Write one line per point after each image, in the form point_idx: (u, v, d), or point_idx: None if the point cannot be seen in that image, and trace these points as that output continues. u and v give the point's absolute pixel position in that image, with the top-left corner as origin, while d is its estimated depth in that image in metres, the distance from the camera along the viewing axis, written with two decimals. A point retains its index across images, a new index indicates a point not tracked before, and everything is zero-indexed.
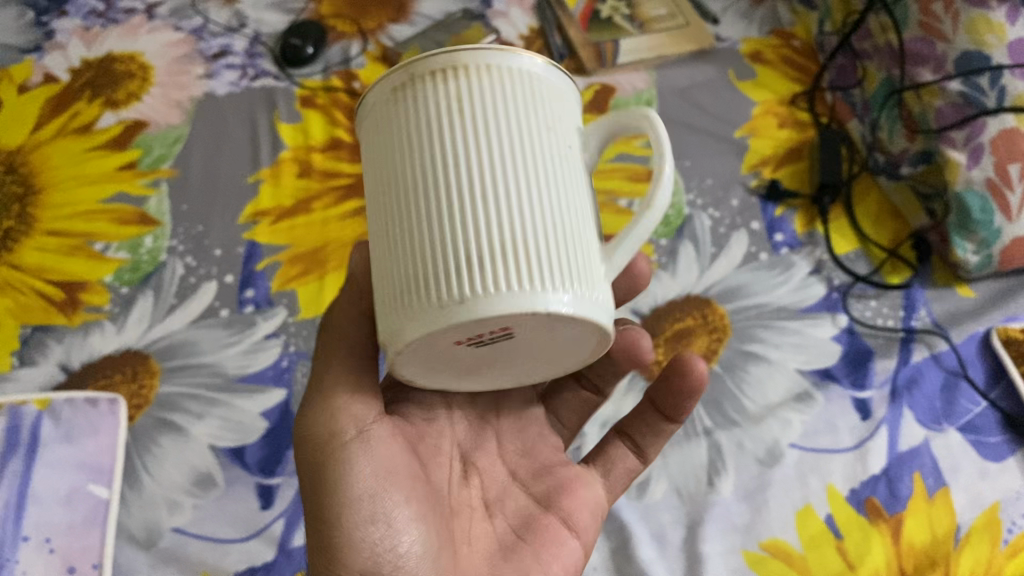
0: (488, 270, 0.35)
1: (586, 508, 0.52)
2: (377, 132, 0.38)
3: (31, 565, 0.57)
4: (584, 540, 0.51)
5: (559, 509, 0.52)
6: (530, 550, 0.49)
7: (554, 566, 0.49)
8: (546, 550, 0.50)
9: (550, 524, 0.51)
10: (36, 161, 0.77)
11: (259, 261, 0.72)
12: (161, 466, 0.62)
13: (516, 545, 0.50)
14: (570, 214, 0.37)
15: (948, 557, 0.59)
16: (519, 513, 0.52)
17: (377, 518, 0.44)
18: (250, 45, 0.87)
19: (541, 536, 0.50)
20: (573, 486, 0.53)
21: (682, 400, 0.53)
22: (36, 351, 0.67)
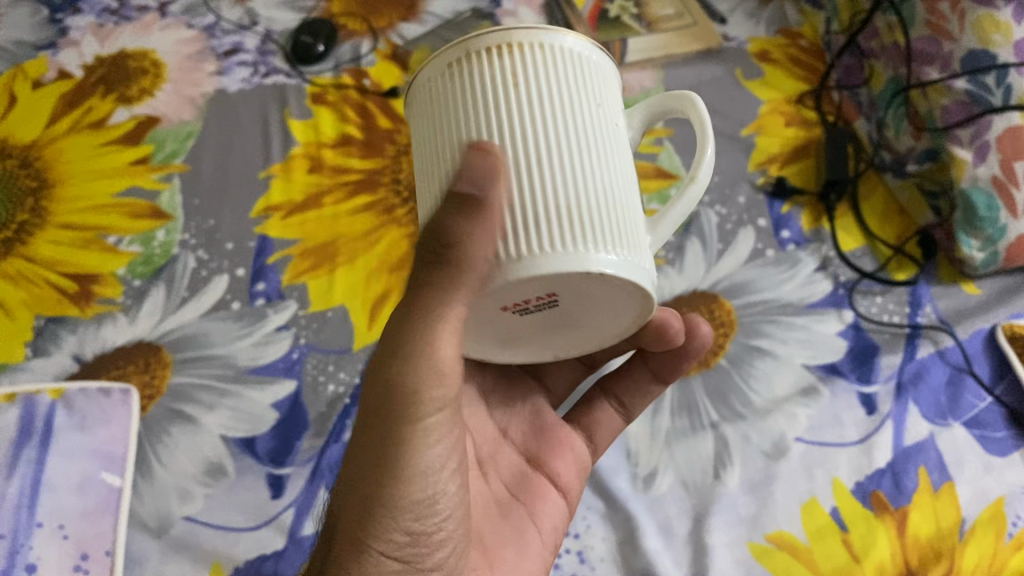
0: (554, 226, 0.38)
1: (570, 466, 0.57)
2: (433, 107, 0.40)
3: (44, 551, 0.57)
4: (570, 499, 0.56)
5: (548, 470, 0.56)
6: (525, 510, 0.53)
7: (545, 523, 0.53)
8: (538, 508, 0.54)
9: (540, 484, 0.55)
10: (51, 156, 0.78)
11: (270, 254, 0.73)
12: (173, 455, 0.63)
13: (512, 503, 0.53)
14: (617, 184, 0.39)
15: (953, 550, 0.59)
16: (513, 472, 0.55)
17: (437, 492, 0.41)
18: (261, 42, 0.87)
19: (533, 495, 0.54)
20: (566, 448, 0.57)
21: (682, 359, 0.58)
22: (49, 342, 0.68)
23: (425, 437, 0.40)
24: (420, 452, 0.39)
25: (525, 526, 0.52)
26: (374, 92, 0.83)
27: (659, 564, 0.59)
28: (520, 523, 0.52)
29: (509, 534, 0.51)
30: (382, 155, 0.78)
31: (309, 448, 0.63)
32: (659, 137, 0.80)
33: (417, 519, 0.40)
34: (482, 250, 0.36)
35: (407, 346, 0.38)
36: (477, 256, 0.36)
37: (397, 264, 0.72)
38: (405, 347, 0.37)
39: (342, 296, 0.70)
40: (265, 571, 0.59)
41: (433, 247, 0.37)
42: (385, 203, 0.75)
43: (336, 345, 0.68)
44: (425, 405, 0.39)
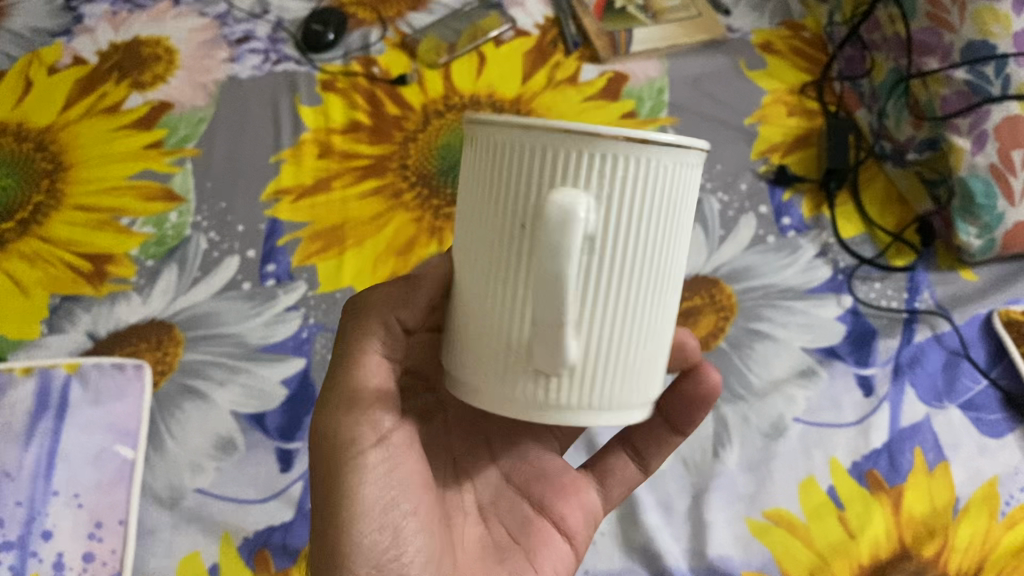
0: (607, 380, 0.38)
1: (576, 511, 0.54)
2: (511, 188, 0.36)
3: (60, 519, 0.59)
4: (576, 545, 0.53)
5: (558, 513, 0.53)
6: (523, 554, 0.51)
7: (545, 567, 0.51)
8: (538, 552, 0.51)
9: (544, 526, 0.53)
10: (66, 139, 0.79)
11: (280, 237, 0.74)
12: (185, 430, 0.64)
13: (510, 548, 0.52)
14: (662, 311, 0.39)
15: (947, 528, 0.60)
16: (513, 516, 0.53)
17: (385, 525, 0.43)
18: (272, 31, 0.89)
19: (536, 542, 0.52)
20: (573, 492, 0.54)
21: (696, 411, 0.54)
22: (64, 319, 0.69)
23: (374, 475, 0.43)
24: (359, 487, 0.43)
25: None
26: (383, 80, 0.85)
27: (660, 540, 0.60)
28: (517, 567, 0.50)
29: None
30: (392, 141, 0.80)
31: None
32: (664, 126, 0.81)
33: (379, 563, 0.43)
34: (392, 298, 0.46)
35: (334, 400, 0.44)
36: (375, 315, 0.45)
37: (405, 247, 0.73)
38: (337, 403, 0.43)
39: (351, 278, 0.72)
40: (274, 541, 0.60)
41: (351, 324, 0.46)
42: (393, 187, 0.76)
43: None
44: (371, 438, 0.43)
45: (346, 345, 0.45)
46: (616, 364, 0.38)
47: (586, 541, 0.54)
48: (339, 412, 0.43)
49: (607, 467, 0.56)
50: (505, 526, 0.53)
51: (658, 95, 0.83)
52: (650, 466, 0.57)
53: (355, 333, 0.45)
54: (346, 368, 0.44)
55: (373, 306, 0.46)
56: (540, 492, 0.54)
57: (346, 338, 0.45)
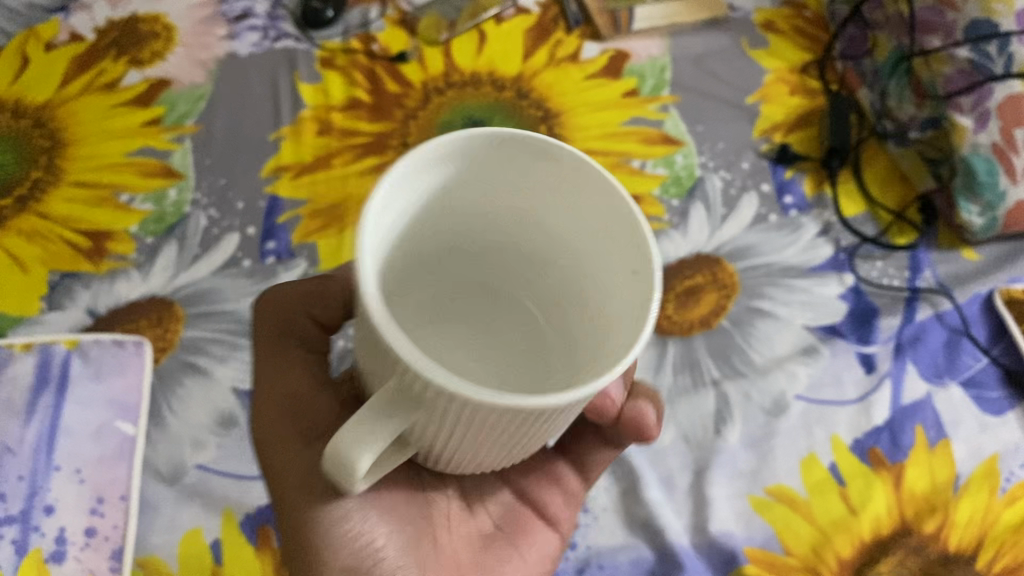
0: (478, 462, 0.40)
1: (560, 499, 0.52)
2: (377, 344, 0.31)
3: (62, 494, 0.59)
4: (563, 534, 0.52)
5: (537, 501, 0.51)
6: (509, 545, 0.49)
7: (532, 553, 0.50)
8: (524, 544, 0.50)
9: (527, 515, 0.51)
10: (64, 116, 0.79)
11: (281, 214, 0.74)
12: (185, 405, 0.64)
13: (496, 536, 0.50)
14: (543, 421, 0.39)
15: (948, 503, 0.60)
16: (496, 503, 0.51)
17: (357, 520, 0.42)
18: (271, 8, 0.88)
19: (521, 527, 0.51)
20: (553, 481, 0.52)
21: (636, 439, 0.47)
22: (63, 296, 0.69)
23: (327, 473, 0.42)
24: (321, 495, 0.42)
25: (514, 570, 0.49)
26: (382, 57, 0.84)
27: (661, 515, 0.60)
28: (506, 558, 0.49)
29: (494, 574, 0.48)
30: (391, 120, 0.79)
31: None
32: (665, 105, 0.81)
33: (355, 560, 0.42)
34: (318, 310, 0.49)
35: (262, 402, 0.46)
36: (277, 328, 0.48)
37: None
38: (266, 410, 0.45)
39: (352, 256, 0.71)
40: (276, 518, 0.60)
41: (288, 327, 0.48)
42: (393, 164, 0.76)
43: None
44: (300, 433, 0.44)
45: (264, 352, 0.47)
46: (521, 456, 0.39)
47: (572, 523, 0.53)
48: (268, 412, 0.45)
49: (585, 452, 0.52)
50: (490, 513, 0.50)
51: (660, 73, 0.83)
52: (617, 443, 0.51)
53: (264, 342, 0.48)
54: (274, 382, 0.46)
55: (272, 314, 0.48)
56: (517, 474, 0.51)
57: (260, 340, 0.48)
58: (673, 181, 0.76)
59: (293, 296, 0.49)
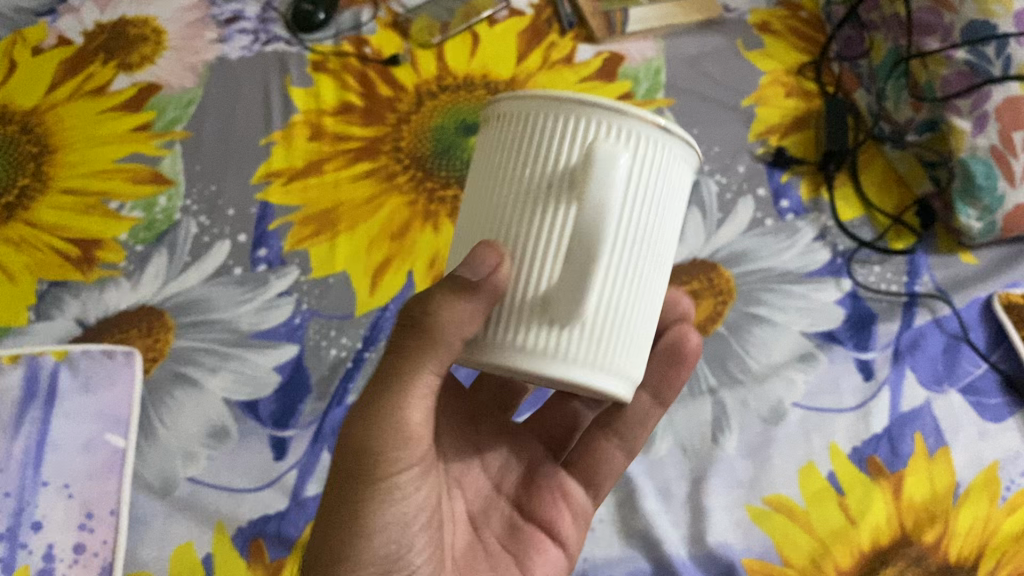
0: (589, 333, 0.38)
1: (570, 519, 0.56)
2: (519, 130, 0.37)
3: (50, 510, 0.58)
4: (568, 551, 0.55)
5: (547, 519, 0.55)
6: (515, 562, 0.52)
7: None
8: (530, 558, 0.53)
9: (537, 536, 0.54)
10: (52, 122, 0.78)
11: (272, 221, 0.73)
12: (176, 417, 0.63)
13: (503, 555, 0.53)
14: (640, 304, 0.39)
15: (948, 513, 0.60)
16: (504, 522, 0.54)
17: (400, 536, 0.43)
18: (262, 11, 0.87)
19: (528, 550, 0.53)
20: (558, 497, 0.56)
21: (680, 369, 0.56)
22: (52, 306, 0.68)
23: (384, 523, 0.42)
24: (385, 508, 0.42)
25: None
26: (375, 60, 0.83)
27: (659, 526, 0.60)
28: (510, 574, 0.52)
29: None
30: (383, 123, 0.78)
31: (312, 411, 0.64)
32: (661, 108, 0.80)
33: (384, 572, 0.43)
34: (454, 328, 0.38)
35: (377, 412, 0.40)
36: (448, 331, 0.38)
37: (399, 231, 0.72)
38: (375, 432, 0.40)
39: (345, 262, 0.71)
40: (269, 530, 0.59)
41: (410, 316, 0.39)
42: (386, 169, 0.75)
43: (338, 311, 0.69)
44: (395, 473, 0.42)
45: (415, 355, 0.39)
46: (627, 340, 0.39)
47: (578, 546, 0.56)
48: (374, 430, 0.40)
49: (592, 462, 0.57)
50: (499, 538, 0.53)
51: (654, 76, 0.82)
52: (632, 447, 0.57)
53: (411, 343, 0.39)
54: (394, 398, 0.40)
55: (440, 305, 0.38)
56: (528, 500, 0.56)
57: (426, 321, 0.38)
58: None
59: (456, 299, 0.37)
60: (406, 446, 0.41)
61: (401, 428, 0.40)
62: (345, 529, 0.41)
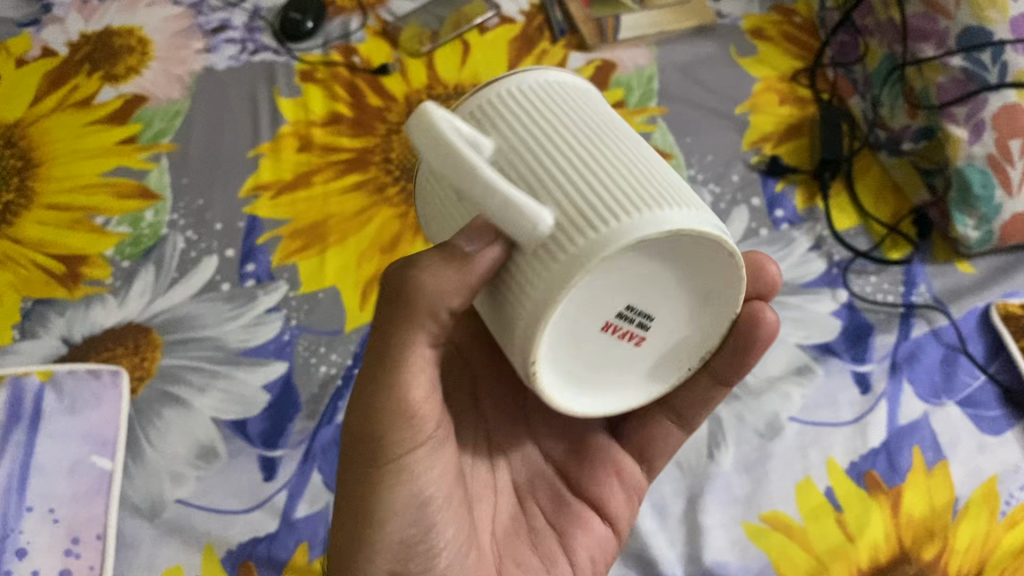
0: (630, 192, 0.37)
1: (617, 490, 0.54)
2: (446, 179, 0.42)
3: (35, 535, 0.57)
4: (618, 530, 0.54)
5: (596, 496, 0.54)
6: (558, 542, 0.52)
7: (581, 554, 0.52)
8: (574, 538, 0.52)
9: (581, 511, 0.53)
10: (36, 135, 0.76)
11: (260, 235, 0.72)
12: (164, 437, 0.62)
13: (545, 533, 0.52)
14: (652, 167, 0.39)
15: (947, 528, 0.59)
16: (550, 499, 0.53)
17: (419, 519, 0.42)
18: (249, 20, 0.86)
19: (571, 528, 0.52)
20: (611, 472, 0.54)
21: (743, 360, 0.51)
22: (37, 324, 0.67)
23: (402, 505, 0.41)
24: (396, 488, 0.41)
25: (560, 569, 0.51)
26: (364, 69, 0.82)
27: (655, 545, 0.59)
28: (553, 555, 0.51)
29: (540, 573, 0.50)
30: (373, 134, 0.77)
31: (301, 429, 0.63)
32: (653, 116, 0.79)
33: (409, 553, 0.42)
34: (436, 290, 0.39)
35: (381, 397, 0.40)
36: (431, 294, 0.39)
37: (389, 244, 0.71)
38: (383, 415, 0.40)
39: (334, 277, 0.70)
40: (258, 553, 0.58)
41: (394, 290, 0.40)
42: (375, 181, 0.74)
43: (329, 326, 0.68)
44: (405, 455, 0.41)
45: (393, 325, 0.40)
46: (667, 187, 0.38)
47: (627, 523, 0.54)
48: (377, 413, 0.40)
49: (649, 440, 0.56)
50: (544, 514, 0.53)
51: (647, 83, 0.81)
52: (692, 425, 0.56)
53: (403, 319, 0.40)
54: (379, 377, 0.40)
55: (418, 277, 0.39)
56: (576, 472, 0.54)
57: (407, 296, 0.40)
58: None
59: (441, 266, 0.39)
60: (412, 428, 0.40)
61: (406, 409, 0.40)
62: (358, 519, 0.41)
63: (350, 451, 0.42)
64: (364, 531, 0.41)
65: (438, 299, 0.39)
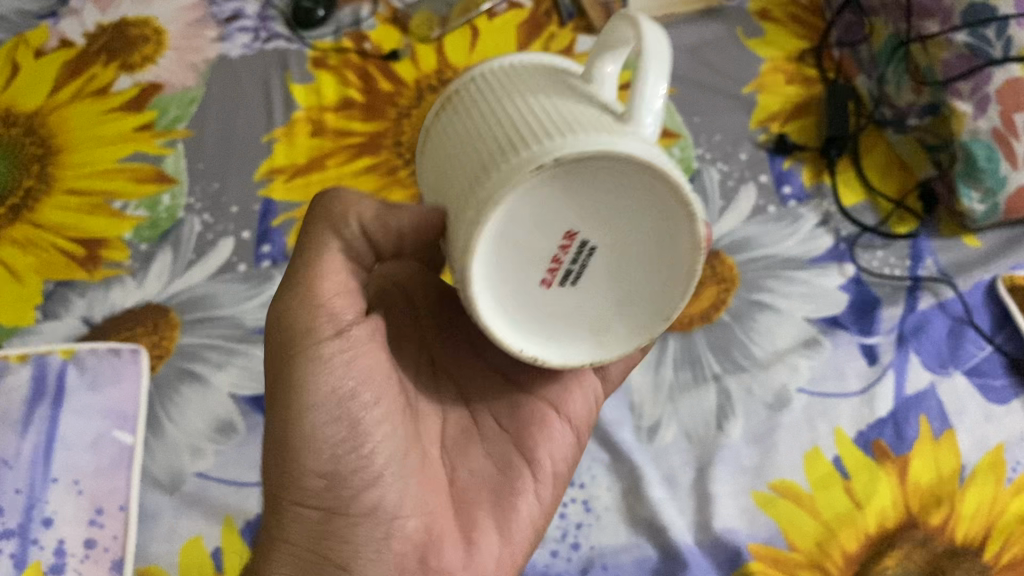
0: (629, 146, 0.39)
1: (580, 403, 0.54)
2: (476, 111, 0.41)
3: (61, 506, 0.60)
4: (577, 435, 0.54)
5: (554, 398, 0.53)
6: (512, 447, 0.52)
7: (543, 459, 0.52)
8: (535, 446, 0.52)
9: (537, 409, 0.52)
10: (55, 124, 0.78)
11: (275, 217, 0.73)
12: (183, 413, 0.64)
13: (500, 438, 0.52)
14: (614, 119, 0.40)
15: (953, 495, 0.60)
16: (504, 407, 0.53)
17: (340, 419, 0.43)
18: (262, 8, 0.87)
19: (528, 429, 0.52)
20: (572, 385, 0.53)
21: None
22: (59, 305, 0.69)
23: (320, 402, 0.43)
24: (315, 380, 0.42)
25: (517, 472, 0.51)
26: (375, 55, 0.83)
27: (664, 513, 0.60)
28: (508, 458, 0.51)
29: (494, 477, 0.51)
30: (385, 118, 0.78)
31: None
32: None
33: (337, 454, 0.43)
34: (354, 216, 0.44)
35: (290, 296, 0.43)
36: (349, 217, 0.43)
37: None
38: (286, 307, 0.43)
39: None
40: None
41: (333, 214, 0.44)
42: (388, 163, 0.75)
43: None
44: (318, 350, 0.43)
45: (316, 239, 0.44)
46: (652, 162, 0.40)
47: (586, 420, 0.54)
48: (286, 307, 0.43)
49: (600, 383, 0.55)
50: (500, 428, 0.52)
51: None
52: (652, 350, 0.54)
53: (318, 229, 0.44)
54: (297, 286, 0.43)
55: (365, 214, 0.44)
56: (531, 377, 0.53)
57: (334, 209, 0.44)
58: None
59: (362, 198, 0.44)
60: (328, 315, 0.43)
61: (312, 297, 0.42)
62: (276, 423, 0.43)
63: (274, 344, 0.43)
64: (290, 432, 0.43)
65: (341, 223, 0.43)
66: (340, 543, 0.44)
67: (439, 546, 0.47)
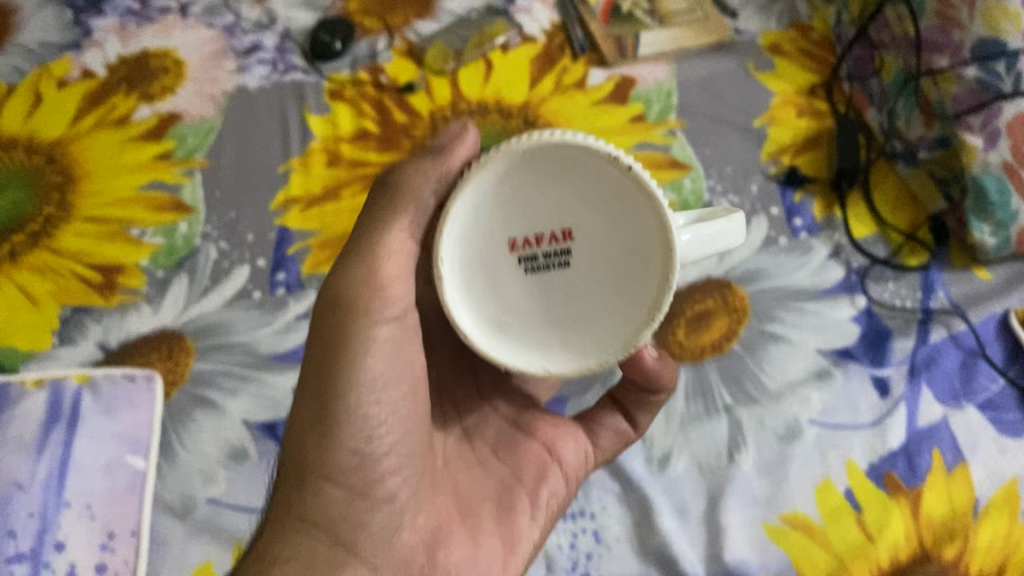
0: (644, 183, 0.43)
1: (575, 451, 0.56)
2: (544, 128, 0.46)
3: (73, 531, 0.60)
4: (569, 476, 0.55)
5: (551, 439, 0.55)
6: (509, 474, 0.53)
7: (543, 493, 0.53)
8: (534, 482, 0.53)
9: (535, 451, 0.54)
10: (76, 152, 0.79)
11: (291, 245, 0.74)
12: (197, 440, 0.65)
13: (497, 466, 0.53)
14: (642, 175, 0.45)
15: (967, 529, 0.60)
16: (505, 441, 0.54)
17: (381, 401, 0.43)
18: (280, 40, 0.87)
19: (526, 464, 0.53)
20: (568, 435, 0.56)
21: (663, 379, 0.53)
22: (76, 331, 0.70)
23: (368, 381, 0.42)
24: (366, 358, 0.42)
25: (517, 495, 0.52)
26: (390, 88, 0.84)
27: (674, 543, 0.60)
28: (508, 485, 0.52)
29: (494, 497, 0.51)
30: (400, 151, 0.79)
31: None
32: (672, 129, 0.81)
33: (370, 436, 0.43)
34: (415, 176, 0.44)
35: (353, 266, 0.42)
36: (413, 180, 0.44)
37: None
38: (348, 277, 0.42)
39: None
40: None
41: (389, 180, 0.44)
42: None
43: None
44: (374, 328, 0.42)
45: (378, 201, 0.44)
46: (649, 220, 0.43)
47: (575, 472, 0.56)
48: (350, 278, 0.42)
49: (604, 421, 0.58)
50: (500, 460, 0.53)
51: (666, 98, 0.83)
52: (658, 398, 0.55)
53: (383, 203, 0.44)
54: (359, 253, 0.43)
55: (411, 167, 0.44)
56: (530, 419, 0.55)
57: (393, 177, 0.44)
58: (681, 206, 0.77)
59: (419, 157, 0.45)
60: (385, 297, 0.42)
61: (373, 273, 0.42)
62: (319, 394, 0.42)
63: (329, 314, 0.42)
64: (332, 405, 0.41)
65: (417, 186, 0.44)
66: (357, 528, 0.43)
67: (445, 546, 0.47)
